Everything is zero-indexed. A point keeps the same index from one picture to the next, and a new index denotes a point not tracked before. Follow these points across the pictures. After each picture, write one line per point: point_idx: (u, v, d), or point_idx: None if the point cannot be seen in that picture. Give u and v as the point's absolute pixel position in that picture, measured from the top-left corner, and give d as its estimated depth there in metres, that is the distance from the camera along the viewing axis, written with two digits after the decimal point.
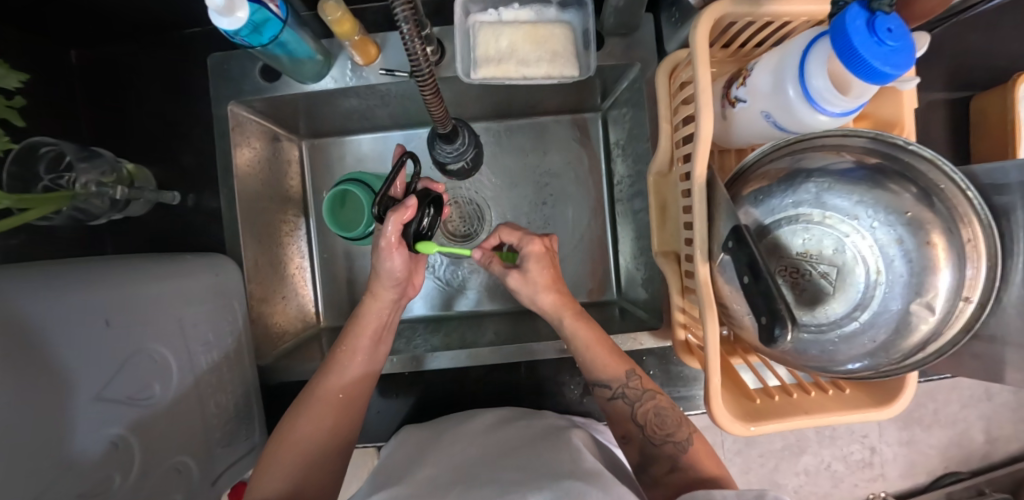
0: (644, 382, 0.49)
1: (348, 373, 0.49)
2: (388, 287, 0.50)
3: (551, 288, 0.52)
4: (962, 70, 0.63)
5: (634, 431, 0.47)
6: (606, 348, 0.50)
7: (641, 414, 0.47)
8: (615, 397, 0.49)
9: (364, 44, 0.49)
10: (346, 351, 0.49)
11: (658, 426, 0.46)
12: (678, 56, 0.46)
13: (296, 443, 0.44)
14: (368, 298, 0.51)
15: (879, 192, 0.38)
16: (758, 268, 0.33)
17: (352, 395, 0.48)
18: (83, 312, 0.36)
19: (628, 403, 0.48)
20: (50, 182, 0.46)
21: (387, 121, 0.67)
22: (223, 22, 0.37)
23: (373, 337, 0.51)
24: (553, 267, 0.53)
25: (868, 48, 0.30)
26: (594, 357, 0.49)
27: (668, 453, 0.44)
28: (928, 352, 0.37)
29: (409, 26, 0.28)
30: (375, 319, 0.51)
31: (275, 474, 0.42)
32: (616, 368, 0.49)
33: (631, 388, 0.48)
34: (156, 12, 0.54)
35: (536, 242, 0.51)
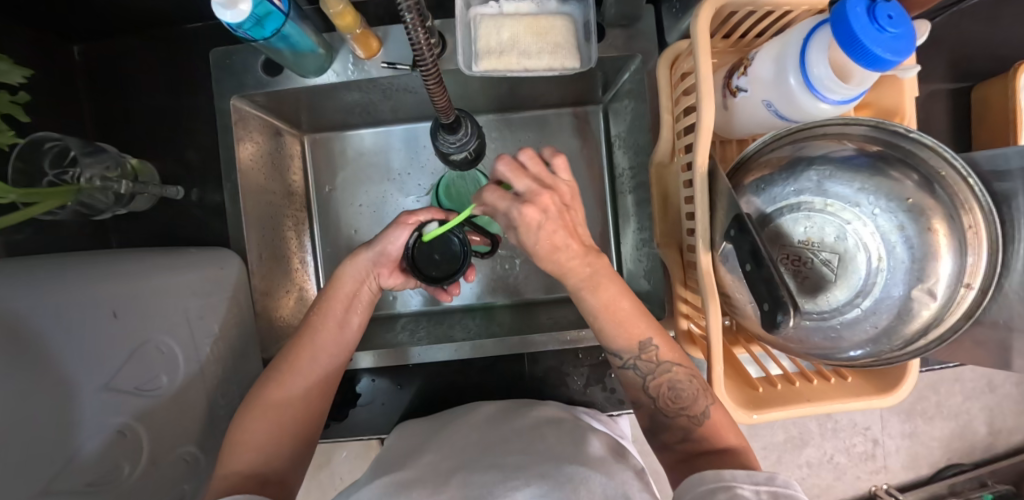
0: (663, 352, 0.43)
1: (319, 345, 0.47)
2: (367, 253, 0.49)
3: (554, 255, 0.40)
4: (964, 60, 0.63)
5: (646, 399, 0.45)
6: (617, 321, 0.43)
7: (653, 387, 0.44)
8: (626, 368, 0.45)
9: (365, 37, 0.50)
10: (318, 316, 0.48)
11: (672, 399, 0.42)
12: (679, 47, 0.46)
13: (269, 410, 0.43)
14: (349, 257, 0.49)
15: (880, 179, 0.38)
16: (760, 255, 0.34)
17: (324, 376, 0.46)
18: (89, 304, 0.36)
19: (641, 374, 0.44)
20: (55, 177, 0.47)
21: (389, 116, 0.68)
22: (226, 15, 0.37)
23: (344, 305, 0.49)
24: (560, 228, 0.39)
25: (869, 35, 0.31)
26: (606, 332, 0.44)
27: (681, 425, 0.42)
28: (930, 338, 0.38)
29: (413, 16, 0.27)
30: (349, 286, 0.49)
31: (245, 444, 0.41)
32: (629, 341, 0.44)
33: (643, 361, 0.44)
34: (158, 7, 0.54)
35: (525, 211, 0.37)
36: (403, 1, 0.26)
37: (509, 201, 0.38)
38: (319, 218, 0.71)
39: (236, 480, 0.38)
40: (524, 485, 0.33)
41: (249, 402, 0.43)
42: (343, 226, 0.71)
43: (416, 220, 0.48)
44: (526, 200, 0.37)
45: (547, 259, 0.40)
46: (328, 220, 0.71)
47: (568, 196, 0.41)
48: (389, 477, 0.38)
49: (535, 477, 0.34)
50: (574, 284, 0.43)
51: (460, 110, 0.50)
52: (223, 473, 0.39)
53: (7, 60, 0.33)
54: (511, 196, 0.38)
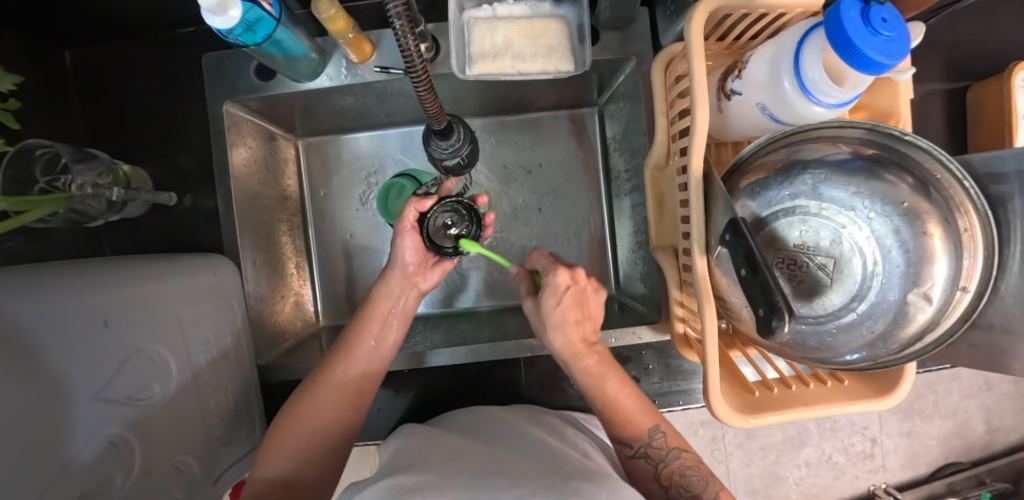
0: (669, 438, 0.44)
1: (355, 356, 0.48)
2: (396, 275, 0.52)
3: (569, 328, 0.48)
4: (959, 59, 0.63)
5: (656, 492, 0.42)
6: (622, 402, 0.46)
7: (664, 474, 0.42)
8: (638, 456, 0.44)
9: (358, 41, 0.49)
10: (357, 331, 0.50)
11: (683, 487, 0.41)
12: (674, 50, 0.47)
13: (303, 422, 0.43)
14: (382, 278, 0.53)
15: (875, 183, 0.38)
16: (756, 261, 0.34)
17: (356, 388, 0.47)
18: (81, 312, 0.35)
19: (652, 463, 0.43)
20: (46, 184, 0.46)
21: (384, 119, 0.67)
22: (216, 21, 0.37)
23: (381, 321, 0.51)
24: (580, 304, 0.49)
25: (863, 38, 0.30)
26: (612, 415, 0.46)
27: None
28: (925, 342, 0.38)
29: (403, 23, 0.27)
30: (385, 303, 0.52)
31: (279, 451, 0.42)
32: (635, 429, 0.44)
33: (653, 448, 0.44)
34: (149, 11, 0.53)
35: (560, 273, 0.47)
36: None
37: (549, 261, 0.51)
38: (314, 222, 0.71)
39: (265, 486, 0.39)
40: (524, 495, 0.33)
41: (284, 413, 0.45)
42: (338, 230, 0.71)
43: (410, 222, 0.49)
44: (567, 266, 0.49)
45: (558, 331, 0.48)
46: (323, 224, 0.71)
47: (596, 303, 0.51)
48: (393, 479, 0.38)
49: (535, 489, 0.33)
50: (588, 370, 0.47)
51: (451, 117, 0.50)
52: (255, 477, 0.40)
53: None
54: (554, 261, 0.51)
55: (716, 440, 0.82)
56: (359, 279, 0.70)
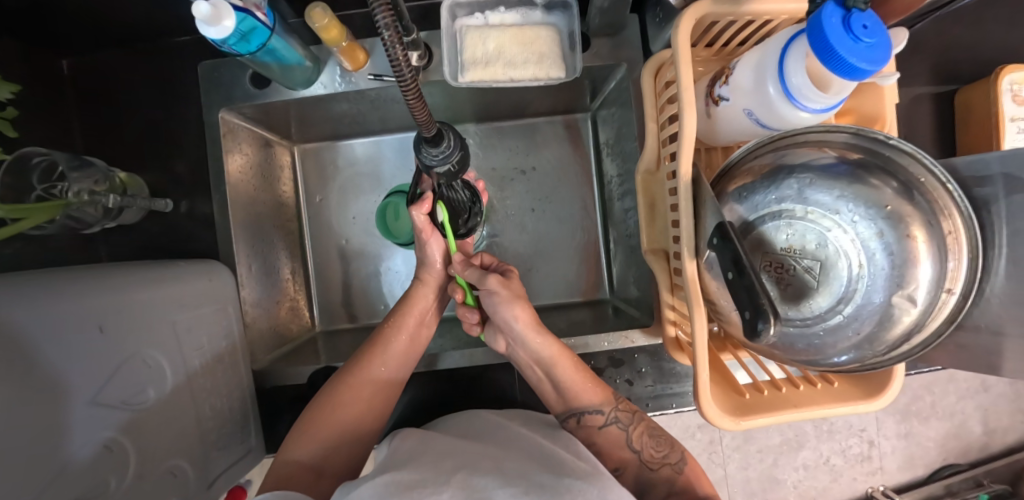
0: (627, 406, 0.51)
1: (393, 352, 0.54)
2: (433, 274, 0.59)
3: (522, 303, 0.52)
4: (947, 64, 0.64)
5: (629, 460, 0.47)
6: (586, 380, 0.51)
7: (634, 440, 0.48)
8: (608, 423, 0.49)
9: (352, 49, 0.51)
10: (393, 326, 0.55)
11: (653, 451, 0.47)
12: (663, 56, 0.47)
13: (336, 417, 0.49)
14: (419, 279, 0.59)
15: (859, 187, 0.39)
16: (742, 264, 0.34)
17: (386, 382, 0.53)
18: (77, 318, 0.36)
19: (622, 428, 0.49)
20: (43, 192, 0.47)
21: (378, 126, 0.68)
22: (211, 31, 0.38)
23: (417, 319, 0.57)
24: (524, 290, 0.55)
25: (844, 44, 0.31)
26: (582, 386, 0.51)
27: (665, 477, 0.45)
28: (912, 344, 0.39)
29: (390, 33, 0.24)
30: (422, 302, 0.58)
31: (310, 437, 0.47)
32: (604, 395, 0.51)
33: (622, 412, 0.50)
34: (146, 20, 0.54)
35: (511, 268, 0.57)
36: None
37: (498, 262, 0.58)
38: (310, 227, 0.71)
39: (296, 469, 0.44)
40: (520, 494, 0.33)
41: (322, 401, 0.49)
42: (333, 236, 0.71)
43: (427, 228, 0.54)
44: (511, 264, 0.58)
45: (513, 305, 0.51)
46: (319, 230, 0.71)
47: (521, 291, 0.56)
48: (392, 475, 0.38)
49: (531, 488, 0.34)
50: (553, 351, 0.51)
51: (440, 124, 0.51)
52: (285, 459, 0.45)
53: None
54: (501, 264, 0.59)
55: (713, 443, 0.82)
56: (355, 285, 0.71)
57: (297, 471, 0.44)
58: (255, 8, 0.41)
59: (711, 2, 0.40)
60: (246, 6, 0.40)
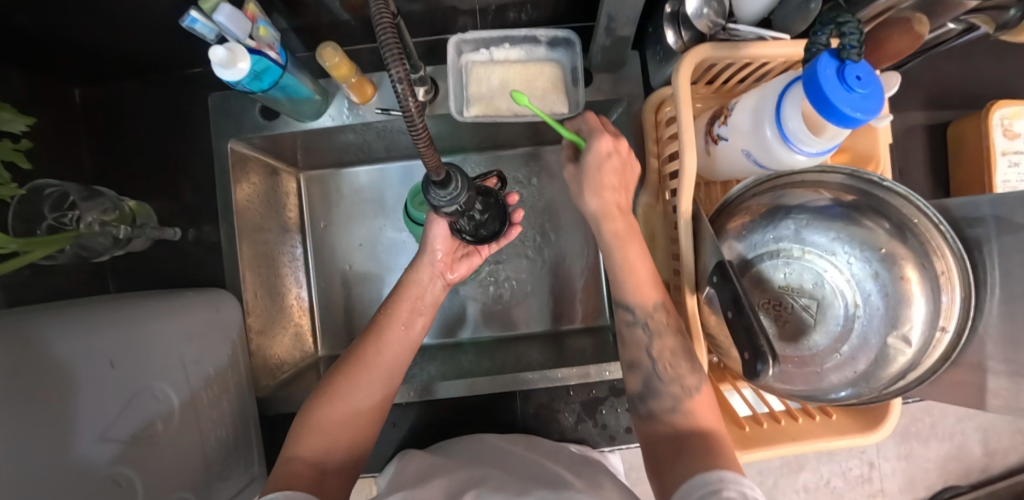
0: (672, 318, 0.42)
1: (387, 342, 0.48)
2: (427, 259, 0.55)
3: (609, 191, 0.45)
4: (938, 98, 0.66)
5: (644, 362, 0.43)
6: (641, 268, 0.44)
7: (656, 347, 0.42)
8: (635, 324, 0.44)
9: (361, 84, 0.52)
10: (386, 316, 0.51)
11: (670, 364, 0.41)
12: (663, 93, 0.49)
13: (340, 406, 0.44)
14: (412, 266, 0.55)
15: (854, 228, 0.40)
16: (741, 304, 0.35)
17: (389, 370, 0.47)
18: (87, 355, 0.36)
19: (647, 334, 0.43)
20: (54, 221, 0.48)
21: (382, 154, 0.70)
22: (226, 74, 0.40)
23: (411, 309, 0.52)
24: (622, 170, 0.46)
25: (838, 94, 0.32)
26: (625, 279, 0.44)
27: (673, 393, 0.40)
28: (908, 379, 0.39)
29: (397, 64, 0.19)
30: (414, 291, 0.54)
31: (313, 433, 0.42)
32: (643, 296, 0.43)
33: (654, 321, 0.43)
34: (159, 53, 0.56)
35: (603, 138, 0.45)
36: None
37: (596, 128, 0.46)
38: (314, 252, 0.73)
39: (300, 467, 0.39)
40: None
41: (322, 389, 0.45)
42: (337, 260, 0.73)
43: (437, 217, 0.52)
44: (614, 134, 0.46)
45: (601, 194, 0.45)
46: (324, 254, 0.73)
47: (626, 156, 0.46)
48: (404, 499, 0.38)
49: None
50: (620, 229, 0.45)
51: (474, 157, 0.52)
52: (288, 457, 0.40)
53: (10, 110, 0.37)
54: (610, 130, 0.47)
55: None
56: (357, 309, 0.72)
57: (301, 469, 0.39)
58: (267, 48, 0.43)
59: (710, 47, 0.42)
60: (259, 47, 0.42)
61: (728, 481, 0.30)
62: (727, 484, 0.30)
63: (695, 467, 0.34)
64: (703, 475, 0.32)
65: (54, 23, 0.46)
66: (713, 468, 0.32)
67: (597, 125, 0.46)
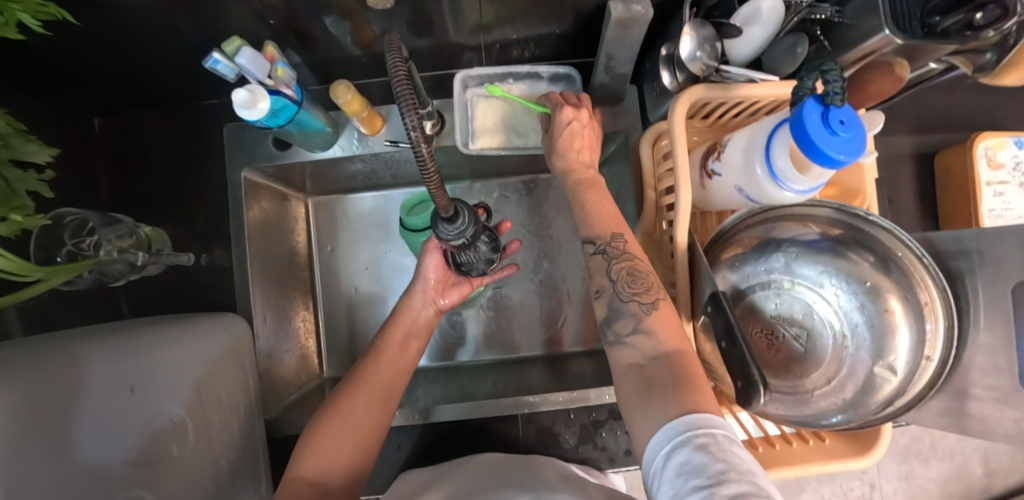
0: (630, 245, 0.43)
1: (383, 359, 0.51)
2: (420, 289, 0.57)
3: (573, 153, 0.48)
4: (924, 129, 0.68)
5: (606, 285, 0.42)
6: (603, 207, 0.46)
7: (614, 271, 0.42)
8: (596, 253, 0.44)
9: (371, 118, 0.55)
10: (383, 341, 0.53)
11: (629, 283, 0.41)
12: (660, 127, 0.52)
13: (342, 422, 0.44)
14: (405, 294, 0.57)
15: (840, 262, 0.42)
16: (734, 334, 0.36)
17: (388, 388, 0.49)
18: (108, 382, 0.38)
19: (607, 259, 0.43)
20: (73, 247, 0.50)
21: (389, 181, 0.73)
22: (247, 113, 0.43)
23: (405, 333, 0.54)
24: (587, 135, 0.49)
25: (823, 138, 0.34)
26: (587, 215, 0.46)
27: (632, 313, 0.40)
28: (896, 406, 0.40)
29: (407, 100, 0.25)
30: (408, 317, 0.56)
31: (316, 451, 0.42)
32: (603, 226, 0.44)
33: (613, 247, 0.43)
34: (178, 86, 0.59)
35: (565, 109, 0.47)
36: (390, 57, 0.26)
37: (557, 100, 0.49)
38: (321, 274, 0.75)
39: (303, 486, 0.40)
40: None
41: (325, 408, 0.46)
42: (344, 283, 0.75)
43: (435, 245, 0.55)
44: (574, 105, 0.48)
45: (566, 155, 0.48)
46: (330, 276, 0.75)
47: (589, 123, 0.49)
48: None
49: None
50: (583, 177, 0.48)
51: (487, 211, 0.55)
52: (291, 477, 0.41)
53: (39, 141, 0.34)
54: (572, 101, 0.49)
55: None
56: (361, 330, 0.74)
57: (300, 487, 0.40)
58: (284, 86, 0.46)
59: (703, 88, 0.44)
60: (277, 86, 0.46)
61: (701, 424, 0.30)
62: (699, 428, 0.29)
63: (666, 406, 0.33)
64: (675, 418, 0.31)
65: (82, 61, 0.49)
66: (686, 409, 0.31)
67: (560, 98, 0.49)
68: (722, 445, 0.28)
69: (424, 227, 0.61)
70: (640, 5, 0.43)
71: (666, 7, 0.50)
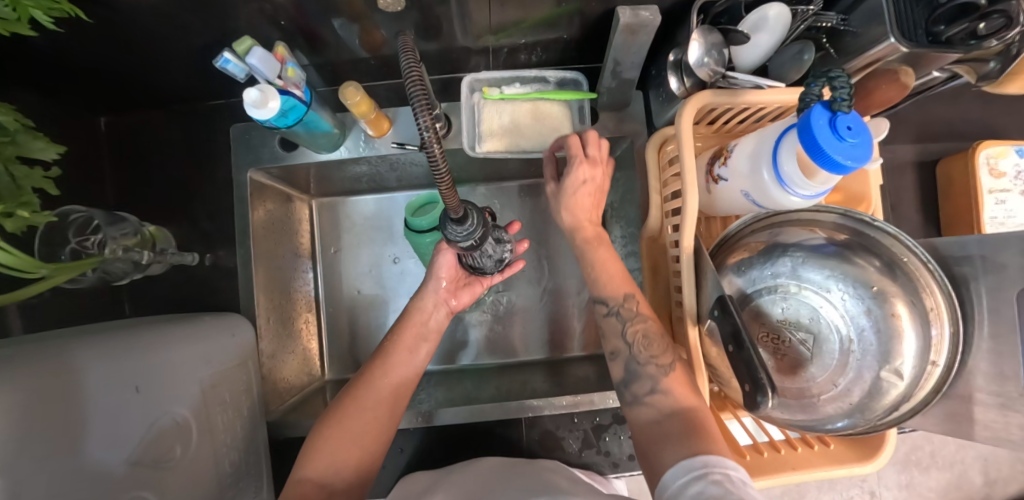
0: (641, 306, 0.47)
1: (391, 366, 0.50)
2: (430, 298, 0.56)
3: (581, 210, 0.52)
4: (925, 137, 0.69)
5: (621, 348, 0.45)
6: (612, 268, 0.49)
7: (629, 333, 0.45)
8: (610, 314, 0.47)
9: (377, 120, 0.55)
10: (392, 343, 0.52)
11: (643, 347, 0.44)
12: (666, 133, 0.52)
13: (348, 426, 0.44)
14: (417, 295, 0.57)
15: (847, 267, 0.42)
16: (740, 337, 0.37)
17: (396, 393, 0.48)
18: (114, 381, 0.37)
19: (620, 320, 0.46)
20: (77, 245, 0.50)
21: (393, 184, 0.73)
22: (256, 112, 0.43)
23: (415, 335, 0.53)
24: (595, 195, 0.53)
25: (831, 144, 0.35)
26: (599, 276, 0.49)
27: (650, 374, 0.42)
28: (902, 411, 0.40)
29: (424, 116, 0.26)
30: (418, 319, 0.55)
31: (322, 454, 0.42)
32: (614, 288, 0.48)
33: (625, 308, 0.46)
34: (186, 87, 0.59)
35: (581, 168, 0.50)
36: (404, 64, 0.27)
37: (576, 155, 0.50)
38: (323, 277, 0.75)
39: (306, 487, 0.40)
40: None
41: (331, 412, 0.45)
42: (346, 286, 0.75)
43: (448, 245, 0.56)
44: (591, 162, 0.50)
45: (574, 213, 0.52)
46: (333, 278, 0.75)
47: (601, 180, 0.52)
48: None
49: None
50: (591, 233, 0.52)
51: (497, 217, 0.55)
52: (296, 480, 0.40)
53: (44, 137, 0.33)
54: (590, 156, 0.51)
55: None
56: (363, 333, 0.74)
57: (304, 490, 0.39)
58: (293, 87, 0.46)
59: (711, 93, 0.44)
60: (286, 87, 0.46)
61: (715, 463, 0.33)
62: (713, 466, 0.32)
63: None
64: (690, 457, 0.34)
65: (92, 60, 0.49)
66: (699, 452, 0.34)
67: (579, 151, 0.50)
68: (736, 483, 0.31)
69: (427, 228, 0.61)
70: (647, 11, 0.44)
71: (673, 15, 0.50)
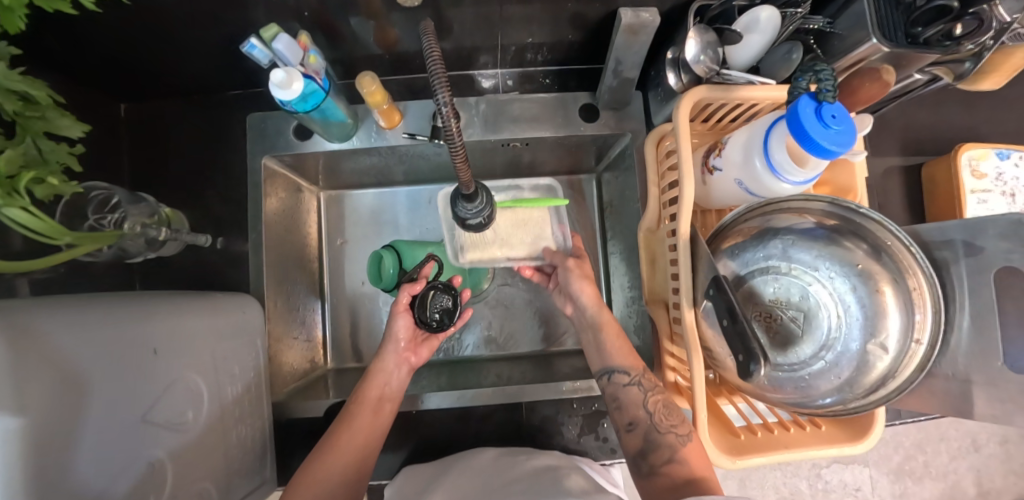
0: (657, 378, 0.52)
1: (359, 423, 0.51)
2: (391, 350, 0.57)
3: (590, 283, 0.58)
4: (910, 142, 0.73)
5: (642, 417, 0.49)
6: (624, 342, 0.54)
7: (649, 401, 0.49)
8: (631, 383, 0.51)
9: (389, 111, 0.58)
10: (355, 404, 0.53)
11: (664, 416, 0.48)
12: (663, 129, 0.54)
13: (314, 480, 0.45)
14: (377, 354, 0.57)
15: (834, 248, 0.45)
16: (735, 313, 0.39)
17: (365, 443, 0.50)
18: (136, 341, 0.38)
19: (641, 390, 0.50)
20: (94, 222, 0.53)
21: (399, 179, 0.76)
22: (280, 93, 0.46)
23: (376, 402, 0.53)
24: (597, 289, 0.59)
25: (816, 131, 0.37)
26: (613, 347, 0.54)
27: (670, 443, 0.46)
28: (889, 388, 0.43)
29: (445, 107, 0.31)
30: (376, 387, 0.54)
31: None
32: (632, 361, 0.52)
33: (646, 378, 0.51)
34: (207, 76, 0.61)
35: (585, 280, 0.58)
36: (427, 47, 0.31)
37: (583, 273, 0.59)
38: (329, 268, 0.76)
39: None
40: None
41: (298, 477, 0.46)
42: (350, 277, 0.76)
43: (403, 304, 0.57)
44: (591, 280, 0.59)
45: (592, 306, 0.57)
46: (338, 269, 0.76)
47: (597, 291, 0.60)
48: None
49: None
50: (605, 319, 0.56)
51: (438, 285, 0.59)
52: None
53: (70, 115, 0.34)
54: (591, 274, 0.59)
55: None
56: (365, 324, 0.75)
57: None
58: (314, 74, 0.50)
59: (706, 89, 0.47)
60: (308, 72, 0.49)
61: None
62: None
63: None
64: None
65: (120, 48, 0.52)
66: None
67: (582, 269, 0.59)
68: None
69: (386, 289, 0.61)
70: (648, 13, 0.47)
71: (671, 18, 0.54)
